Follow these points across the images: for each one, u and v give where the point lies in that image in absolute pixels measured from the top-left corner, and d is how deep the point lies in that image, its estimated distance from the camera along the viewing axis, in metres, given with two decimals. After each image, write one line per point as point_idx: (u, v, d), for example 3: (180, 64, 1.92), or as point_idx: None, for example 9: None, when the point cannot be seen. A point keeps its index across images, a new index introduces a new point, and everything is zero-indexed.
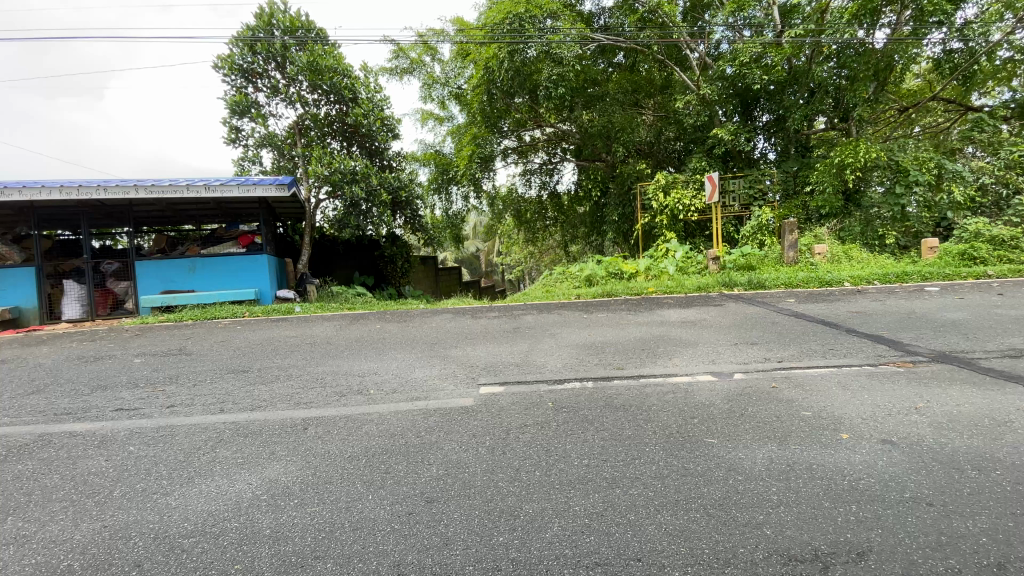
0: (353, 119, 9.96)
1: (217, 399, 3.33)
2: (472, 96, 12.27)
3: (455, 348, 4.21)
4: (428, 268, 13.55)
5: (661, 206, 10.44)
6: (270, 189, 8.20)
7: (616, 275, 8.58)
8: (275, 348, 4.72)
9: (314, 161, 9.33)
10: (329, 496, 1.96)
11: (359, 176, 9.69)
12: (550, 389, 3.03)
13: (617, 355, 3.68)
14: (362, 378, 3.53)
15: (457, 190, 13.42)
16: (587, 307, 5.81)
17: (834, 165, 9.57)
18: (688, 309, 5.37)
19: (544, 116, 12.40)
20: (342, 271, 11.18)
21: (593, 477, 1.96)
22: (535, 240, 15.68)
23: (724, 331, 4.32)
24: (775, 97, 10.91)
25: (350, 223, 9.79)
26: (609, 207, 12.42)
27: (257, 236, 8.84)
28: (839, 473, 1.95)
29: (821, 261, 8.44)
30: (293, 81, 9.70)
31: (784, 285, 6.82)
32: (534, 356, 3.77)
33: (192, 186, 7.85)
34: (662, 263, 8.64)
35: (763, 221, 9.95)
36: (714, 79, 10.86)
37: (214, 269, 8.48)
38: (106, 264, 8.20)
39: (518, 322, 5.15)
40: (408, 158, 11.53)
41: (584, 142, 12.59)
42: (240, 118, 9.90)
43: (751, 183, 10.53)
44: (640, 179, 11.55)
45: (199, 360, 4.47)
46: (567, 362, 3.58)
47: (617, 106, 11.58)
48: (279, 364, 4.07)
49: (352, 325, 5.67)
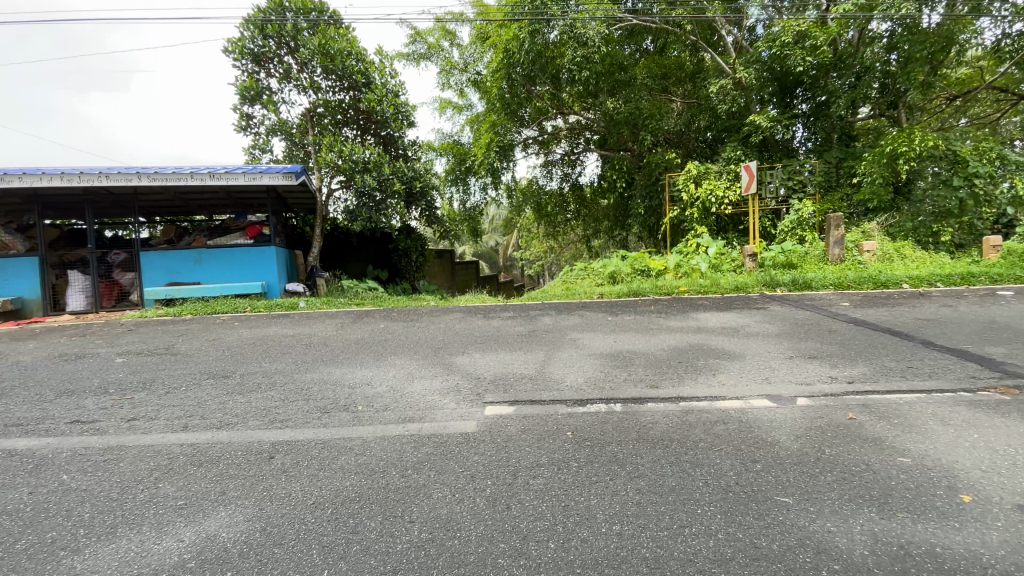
0: (366, 105, 9.50)
1: (184, 412, 2.89)
2: (491, 85, 11.76)
3: (462, 355, 3.71)
4: (444, 263, 13.02)
5: (691, 198, 9.80)
6: (277, 178, 7.78)
7: (642, 271, 7.95)
8: (266, 349, 4.28)
9: (325, 149, 8.96)
10: (271, 570, 1.47)
11: (371, 165, 9.30)
12: (569, 413, 2.50)
13: (648, 369, 3.12)
14: (351, 390, 3.05)
15: (476, 181, 12.72)
16: (611, 307, 5.24)
17: (885, 155, 8.90)
18: (727, 312, 4.76)
19: (567, 103, 11.82)
20: (357, 264, 10.61)
21: (628, 556, 1.43)
22: (555, 234, 15.13)
23: (774, 341, 3.71)
24: (818, 82, 10.06)
25: (362, 215, 9.39)
26: (635, 200, 11.59)
27: (265, 227, 8.45)
28: (978, 564, 1.38)
29: (871, 259, 7.64)
30: (305, 66, 9.31)
31: (834, 286, 6.11)
32: (552, 369, 3.23)
33: (196, 174, 7.51)
34: (693, 260, 7.94)
35: (803, 215, 9.23)
36: (751, 63, 10.13)
37: (221, 260, 8.13)
38: (114, 255, 8.02)
39: (535, 325, 4.63)
40: (425, 148, 11.04)
41: (608, 131, 11.83)
42: (251, 103, 9.58)
43: (789, 174, 9.84)
44: (668, 169, 10.80)
45: (182, 362, 4.05)
46: (591, 376, 3.04)
47: (645, 92, 10.94)
48: (264, 370, 3.63)
49: (355, 322, 5.24)
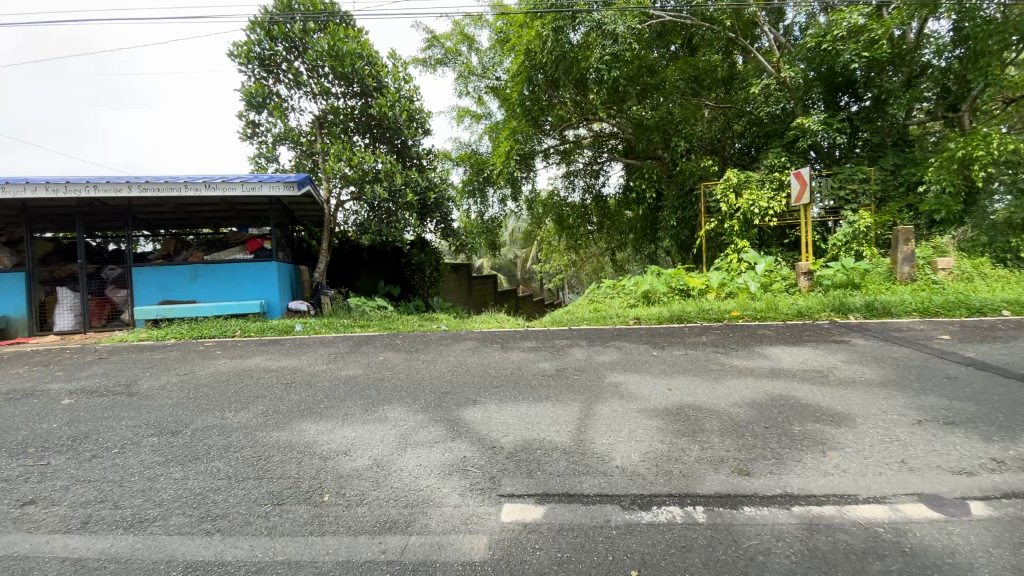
0: (377, 111, 8.85)
1: (97, 495, 2.14)
2: (512, 91, 11.10)
3: (474, 406, 2.90)
4: (459, 278, 12.04)
5: (731, 208, 8.95)
6: (278, 188, 7.15)
7: (680, 291, 7.07)
8: (238, 389, 3.54)
9: (332, 158, 8.32)
10: None
11: (382, 174, 8.62)
12: (629, 524, 1.69)
13: (727, 441, 2.27)
14: (323, 464, 2.27)
15: (494, 192, 11.97)
16: (653, 338, 4.39)
17: (956, 160, 7.84)
18: (801, 349, 3.87)
19: (592, 110, 11.08)
20: (368, 279, 9.97)
21: None
22: (577, 248, 14.33)
23: (881, 396, 2.83)
24: (873, 81, 9.11)
25: (372, 228, 8.70)
26: (666, 211, 10.66)
27: (267, 241, 7.81)
28: None
29: (947, 279, 6.71)
30: (314, 70, 8.76)
31: (918, 312, 5.14)
32: (593, 434, 2.40)
33: (191, 184, 6.92)
34: (739, 278, 7.00)
35: (861, 228, 8.28)
36: (797, 61, 9.24)
37: (218, 276, 7.47)
38: (108, 270, 7.49)
39: (564, 361, 3.81)
40: (441, 157, 10.33)
41: (636, 138, 11.00)
42: (256, 109, 8.97)
43: (841, 182, 8.88)
44: (704, 178, 9.89)
45: (135, 408, 3.34)
46: (649, 451, 2.20)
47: (677, 95, 10.11)
48: (225, 423, 2.88)
49: (351, 351, 4.49)
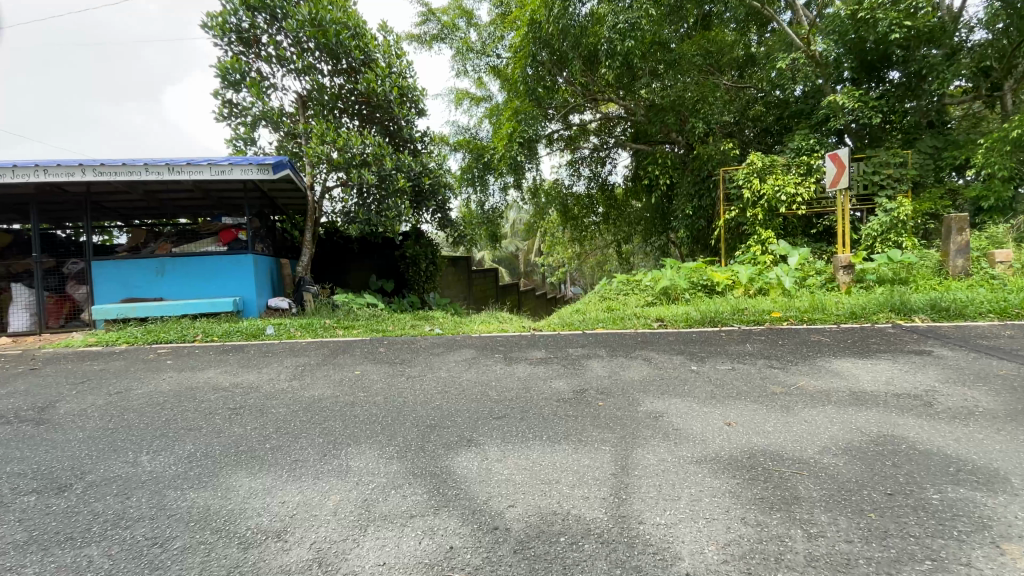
0: (364, 87, 8.00)
1: None
2: (514, 69, 10.28)
3: (468, 450, 2.15)
4: (459, 271, 11.32)
5: (754, 195, 8.18)
6: (252, 171, 6.34)
7: (703, 286, 6.33)
8: (172, 416, 2.80)
9: (315, 140, 7.50)
10: None
11: (371, 157, 7.81)
12: None
13: (846, 528, 1.52)
14: (242, 560, 1.51)
15: (495, 180, 11.13)
16: (688, 347, 3.64)
17: (1011, 139, 7.00)
18: (876, 365, 3.11)
19: (601, 89, 10.25)
20: (359, 273, 9.25)
21: None
22: (581, 239, 13.54)
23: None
24: (911, 55, 8.28)
25: (360, 217, 7.90)
26: (680, 199, 9.85)
27: (242, 232, 7.00)
28: None
29: (1006, 273, 5.95)
30: (296, 42, 7.90)
31: (994, 314, 4.38)
32: (641, 511, 1.64)
33: (153, 167, 6.12)
34: (771, 272, 6.24)
35: (899, 217, 7.50)
36: (828, 32, 8.42)
37: (187, 271, 6.69)
38: (69, 265, 6.72)
39: (583, 378, 3.05)
40: (437, 140, 9.50)
41: (648, 121, 10.19)
42: (234, 87, 8.15)
43: (875, 167, 8.07)
44: (724, 163, 9.08)
45: (35, 443, 2.59)
46: (731, 546, 1.45)
47: (694, 71, 9.27)
48: (133, 475, 2.13)
49: (323, 362, 3.74)
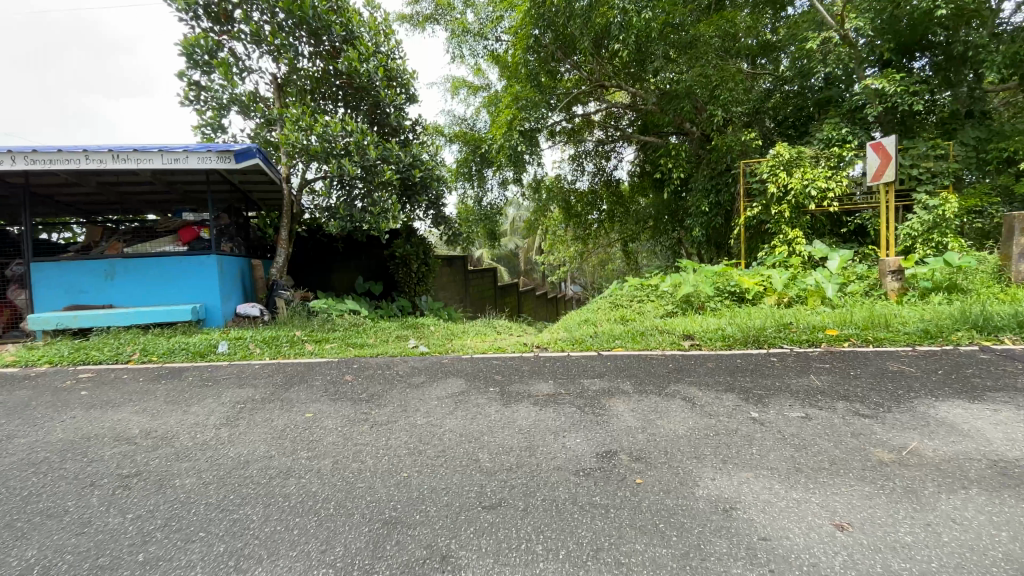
0: (346, 67, 7.16)
1: None
2: (513, 53, 9.44)
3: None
4: (454, 272, 10.49)
5: (780, 189, 7.36)
6: (211, 159, 5.51)
7: (730, 293, 5.53)
8: (36, 492, 2.01)
9: (289, 125, 6.67)
10: None
11: (353, 145, 6.96)
12: None
13: None
14: None
15: (493, 174, 10.30)
16: (735, 381, 2.84)
17: None
18: (1001, 416, 2.30)
19: (608, 75, 9.40)
20: (344, 275, 8.44)
21: None
22: (585, 238, 12.72)
23: None
24: (954, 35, 7.44)
25: (341, 213, 7.07)
26: (694, 195, 9.04)
27: (205, 229, 6.18)
28: None
29: None
30: (270, 18, 7.08)
31: None
32: None
33: (96, 154, 5.30)
34: (808, 277, 5.43)
35: (944, 214, 6.68)
36: (862, 10, 7.47)
37: (142, 274, 5.88)
38: (13, 267, 6.09)
39: (608, 430, 2.26)
40: (430, 129, 8.67)
41: (660, 110, 9.36)
42: (203, 69, 7.32)
43: (914, 159, 7.25)
44: (744, 155, 8.26)
45: None
46: None
47: (712, 54, 8.42)
48: None
49: (270, 397, 2.94)
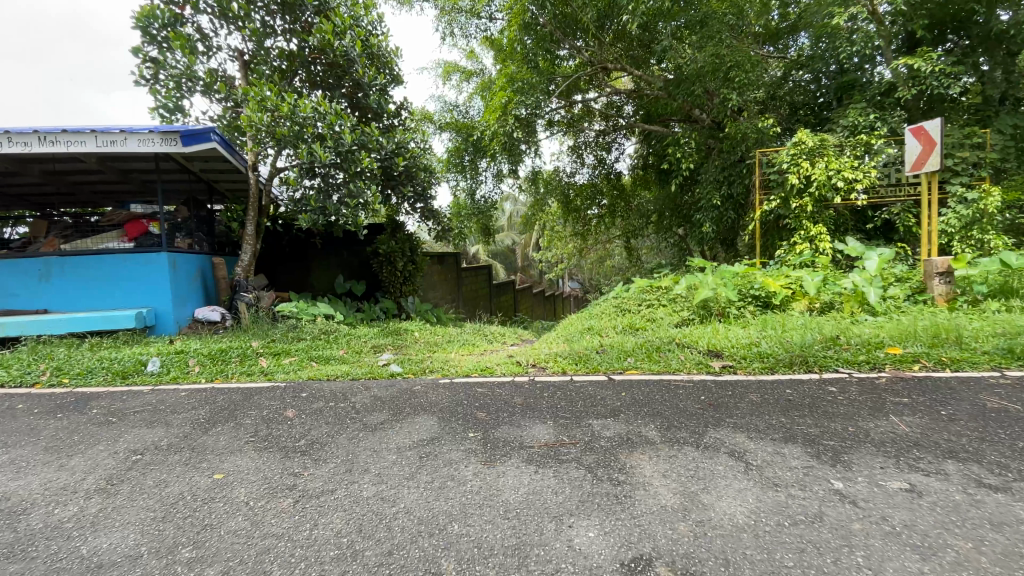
0: (318, 41, 6.40)
1: None
2: (509, 33, 8.69)
3: None
4: (445, 270, 9.76)
5: (802, 180, 6.64)
6: (156, 141, 4.77)
7: (754, 297, 4.82)
8: None
9: (253, 105, 5.90)
10: None
11: (326, 128, 6.19)
12: None
13: None
14: None
15: (487, 165, 9.55)
16: (795, 425, 2.14)
17: None
18: None
19: (612, 57, 8.66)
20: (323, 273, 7.72)
21: None
22: (586, 235, 11.99)
23: None
24: (994, 11, 6.73)
25: (314, 204, 6.31)
26: (704, 188, 8.32)
27: (155, 224, 5.45)
28: None
29: None
30: None
31: None
32: None
33: (20, 134, 4.55)
34: (844, 280, 4.71)
35: (986, 208, 5.98)
36: None
37: (81, 274, 5.15)
38: None
39: (630, 514, 1.55)
40: (416, 114, 7.90)
41: (667, 96, 8.63)
42: (160, 44, 6.54)
43: (951, 147, 6.54)
44: (760, 144, 7.54)
45: None
46: None
47: (726, 32, 7.68)
48: None
49: (179, 444, 2.23)
